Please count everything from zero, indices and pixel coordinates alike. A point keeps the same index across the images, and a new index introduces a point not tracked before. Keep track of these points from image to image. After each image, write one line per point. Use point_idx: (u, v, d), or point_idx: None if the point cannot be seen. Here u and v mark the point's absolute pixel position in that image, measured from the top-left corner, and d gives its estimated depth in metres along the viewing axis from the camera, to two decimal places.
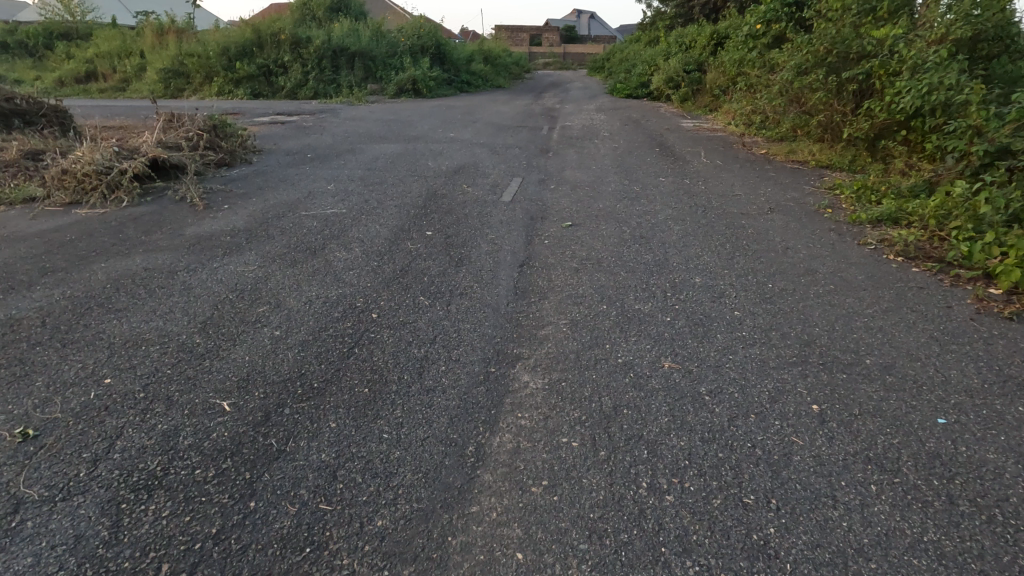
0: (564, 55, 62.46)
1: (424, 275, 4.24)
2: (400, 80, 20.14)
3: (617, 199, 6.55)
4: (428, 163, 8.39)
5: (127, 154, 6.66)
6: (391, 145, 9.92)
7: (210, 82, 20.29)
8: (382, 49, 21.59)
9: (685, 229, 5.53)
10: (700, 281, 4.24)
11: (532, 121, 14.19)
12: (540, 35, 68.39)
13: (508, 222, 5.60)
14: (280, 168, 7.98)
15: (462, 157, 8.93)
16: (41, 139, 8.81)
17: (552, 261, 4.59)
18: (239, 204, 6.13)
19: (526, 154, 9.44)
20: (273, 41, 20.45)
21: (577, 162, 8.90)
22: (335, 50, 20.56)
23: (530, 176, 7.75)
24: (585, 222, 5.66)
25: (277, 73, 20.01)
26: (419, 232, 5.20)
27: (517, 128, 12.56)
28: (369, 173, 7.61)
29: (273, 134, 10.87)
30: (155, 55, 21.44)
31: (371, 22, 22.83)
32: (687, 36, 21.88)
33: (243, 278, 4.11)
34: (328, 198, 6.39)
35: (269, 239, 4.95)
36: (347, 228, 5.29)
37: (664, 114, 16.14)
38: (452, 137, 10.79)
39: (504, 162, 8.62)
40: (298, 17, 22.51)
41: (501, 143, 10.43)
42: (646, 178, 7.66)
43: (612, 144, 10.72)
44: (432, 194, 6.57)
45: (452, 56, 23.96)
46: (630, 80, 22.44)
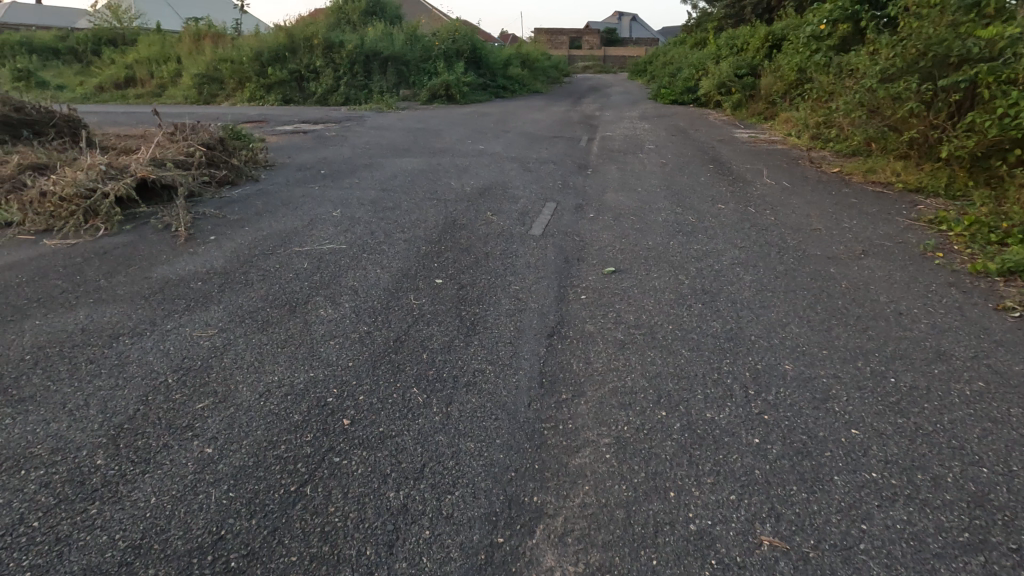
0: (604, 59, 61.11)
1: (424, 349, 3.27)
2: (433, 86, 19.41)
3: (669, 234, 5.49)
4: (451, 182, 7.50)
5: (115, 173, 5.99)
6: (413, 160, 9.05)
7: (243, 87, 20.02)
8: (416, 53, 20.93)
9: (759, 279, 4.41)
10: (792, 368, 3.14)
11: (569, 130, 13.12)
12: (581, 38, 67.02)
13: (537, 266, 4.60)
14: (286, 188, 7.20)
15: (490, 175, 7.99)
16: (44, 152, 8.30)
17: (590, 328, 3.56)
18: (227, 235, 5.34)
19: (562, 171, 8.43)
20: (306, 45, 20.04)
21: (619, 182, 7.83)
22: (368, 55, 20.02)
23: (564, 199, 6.75)
24: (631, 267, 4.62)
25: (309, 78, 19.60)
26: (426, 280, 4.26)
27: (554, 139, 11.55)
28: (383, 195, 6.74)
29: (289, 146, 10.16)
30: (191, 61, 21.36)
31: (405, 25, 22.21)
32: (738, 38, 20.39)
33: (194, 351, 3.24)
34: (329, 228, 5.53)
35: (244, 289, 4.08)
36: (342, 272, 4.39)
37: (715, 124, 14.83)
38: (481, 150, 9.86)
39: (535, 182, 7.63)
40: (333, 21, 22.13)
41: (534, 157, 9.46)
42: (701, 205, 6.55)
43: (659, 160, 9.61)
44: (450, 225, 5.63)
45: (488, 60, 23.14)
46: (676, 86, 21.13)
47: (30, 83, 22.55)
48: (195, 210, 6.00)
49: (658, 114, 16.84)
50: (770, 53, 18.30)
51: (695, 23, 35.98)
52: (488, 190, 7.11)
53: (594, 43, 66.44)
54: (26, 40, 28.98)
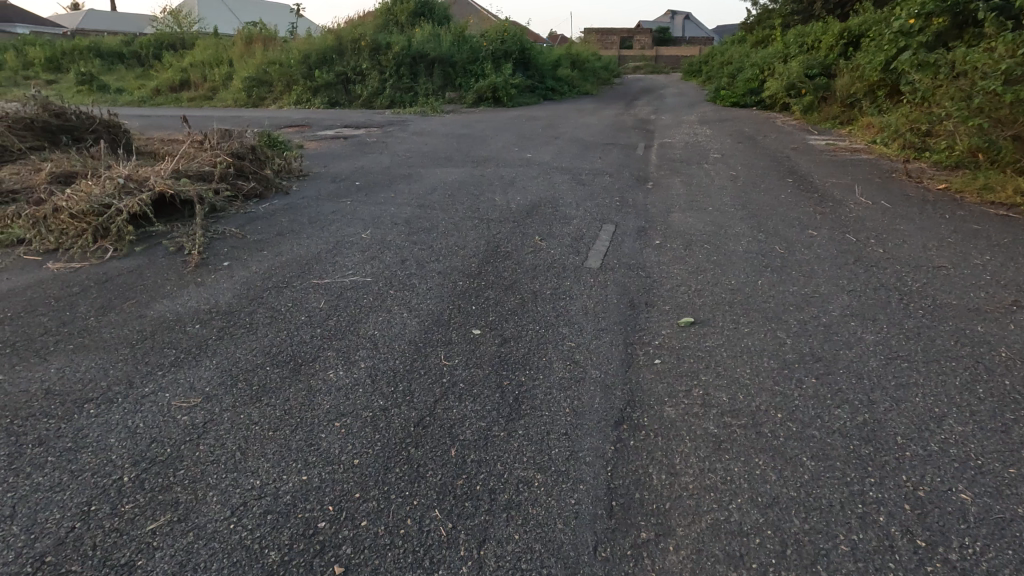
0: (656, 59, 59.27)
1: (452, 439, 2.51)
2: (480, 88, 18.78)
3: (754, 270, 4.56)
4: (495, 198, 6.76)
5: (133, 187, 5.53)
6: (455, 170, 8.36)
7: (290, 90, 19.97)
8: (464, 54, 20.36)
9: (885, 339, 3.44)
10: (973, 499, 2.20)
11: (624, 136, 12.19)
12: (632, 37, 65.35)
13: (595, 312, 3.77)
14: (316, 202, 6.62)
15: (539, 189, 7.20)
16: (78, 159, 8.06)
17: (670, 414, 2.72)
18: (243, 260, 4.76)
19: (619, 185, 7.55)
20: (353, 48, 19.81)
21: (685, 198, 6.89)
22: (415, 57, 19.62)
23: (623, 221, 5.88)
24: (714, 317, 3.73)
25: (355, 81, 19.37)
26: (462, 329, 3.51)
27: (606, 146, 10.63)
28: (419, 213, 6.07)
29: (327, 153, 9.66)
30: (243, 64, 21.52)
31: (454, 26, 21.70)
32: (809, 35, 18.85)
33: (167, 430, 2.58)
34: (356, 254, 4.86)
35: (245, 337, 3.43)
36: (363, 316, 3.69)
37: (785, 129, 13.56)
38: (528, 159, 9.07)
39: (588, 198, 6.79)
40: (381, 23, 21.90)
41: (586, 168, 8.60)
42: (787, 231, 5.55)
43: (727, 171, 8.57)
44: (492, 252, 4.88)
45: (537, 61, 22.36)
46: (737, 87, 19.79)
47: (93, 86, 23.33)
48: (214, 229, 5.47)
49: (719, 119, 15.62)
50: (846, 51, 16.75)
51: (756, 21, 34.11)
52: (536, 207, 6.32)
53: (646, 43, 64.62)
54: (93, 43, 30.06)
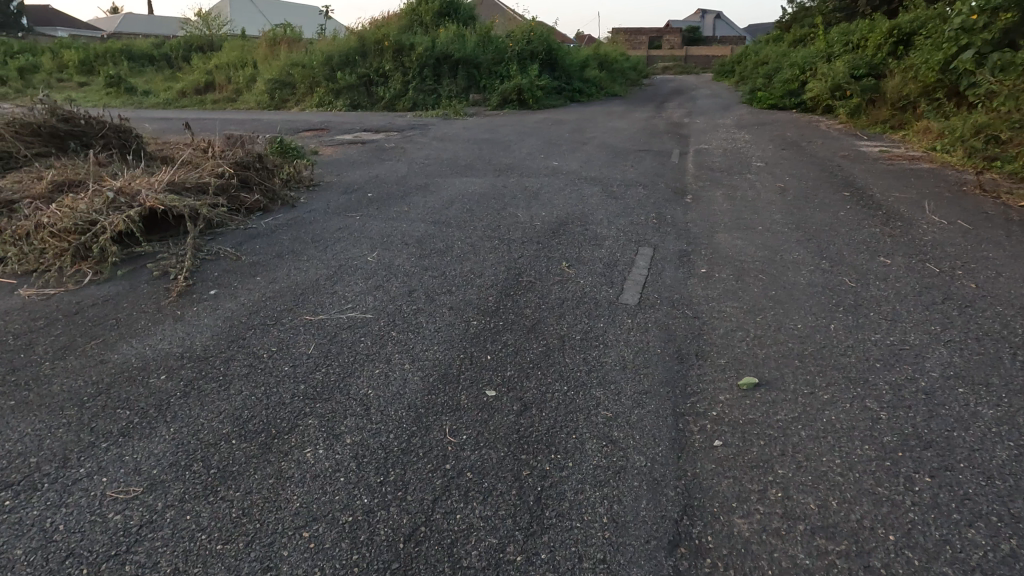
0: (686, 59, 57.87)
1: (452, 570, 1.90)
2: (505, 89, 18.19)
3: (822, 310, 3.84)
4: (518, 212, 6.14)
5: (123, 202, 5.08)
6: (475, 179, 7.76)
7: (313, 92, 19.69)
8: (489, 55, 19.80)
9: (1008, 415, 2.71)
10: None
11: (656, 142, 11.45)
12: (661, 37, 63.97)
13: (634, 366, 3.13)
14: (323, 216, 6.10)
15: (566, 202, 6.55)
16: (83, 166, 7.71)
17: (741, 532, 2.06)
18: (232, 288, 4.23)
19: (654, 198, 6.85)
20: (376, 49, 19.43)
21: (730, 215, 6.16)
22: (439, 58, 19.16)
23: (661, 243, 5.20)
24: (782, 376, 3.04)
25: (377, 83, 18.98)
26: (472, 389, 2.89)
27: (638, 153, 9.94)
28: (433, 231, 5.49)
29: (342, 161, 9.17)
30: (267, 66, 21.36)
31: (479, 26, 21.17)
32: (854, 33, 17.78)
33: (91, 537, 2.03)
34: (358, 282, 4.29)
35: (215, 392, 2.89)
36: (357, 366, 3.10)
37: (830, 134, 12.63)
38: (554, 168, 8.44)
39: (621, 213, 6.13)
40: (405, 24, 21.51)
41: (618, 177, 7.92)
42: (855, 258, 4.79)
43: (774, 182, 7.78)
44: (512, 282, 4.26)
45: (564, 61, 21.69)
46: (775, 88, 18.80)
47: (121, 89, 23.52)
48: (208, 249, 4.98)
49: (758, 122, 14.70)
50: (896, 50, 15.68)
51: (793, 18, 32.81)
52: (563, 225, 5.69)
53: (675, 42, 63.22)
54: (125, 47, 30.47)
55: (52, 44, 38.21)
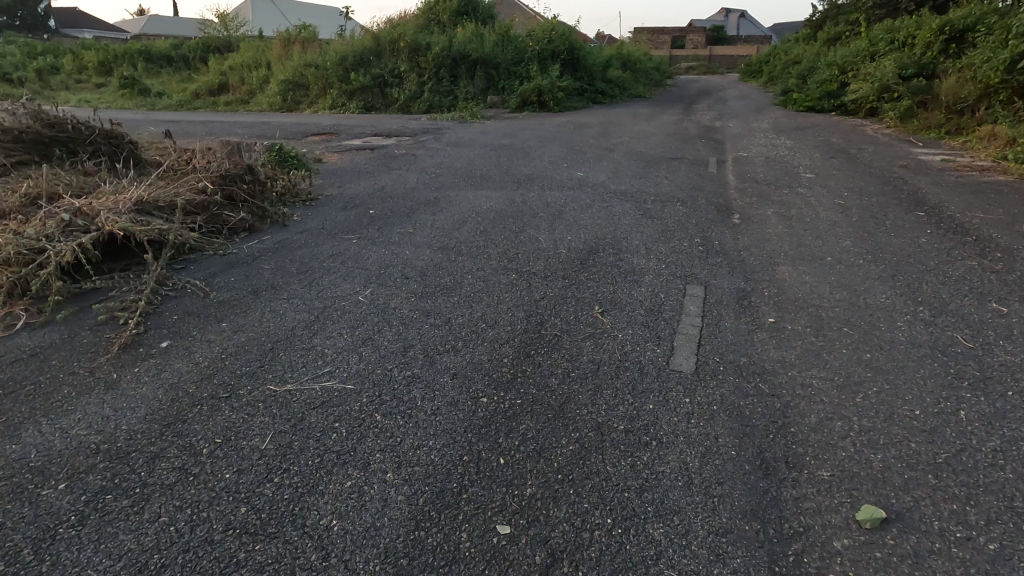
0: (709, 59, 56.43)
1: None
2: (524, 91, 17.36)
3: (941, 387, 2.93)
4: (539, 236, 5.29)
5: (79, 225, 4.35)
6: (491, 193, 6.92)
7: (326, 93, 19.06)
8: (508, 55, 18.97)
9: None
10: None
11: (689, 148, 10.52)
12: (684, 37, 62.45)
13: (700, 481, 2.27)
14: (316, 239, 5.32)
15: (594, 223, 5.67)
16: (64, 176, 7.06)
17: None
18: (189, 338, 3.46)
19: (696, 218, 5.94)
20: (391, 49, 18.74)
21: (789, 241, 5.23)
22: (455, 58, 18.43)
23: (712, 279, 4.31)
24: (914, 506, 2.15)
25: (391, 84, 18.31)
26: (476, 523, 2.06)
27: (671, 162, 9.02)
28: (440, 260, 4.68)
29: (346, 170, 8.41)
30: (281, 67, 20.81)
31: (498, 25, 20.37)
32: (900, 30, 16.59)
33: None
34: (341, 333, 3.48)
35: (124, 515, 2.11)
36: (322, 475, 2.29)
37: (880, 140, 11.55)
38: (578, 180, 7.58)
39: (659, 238, 5.24)
40: (422, 23, 20.82)
41: (651, 191, 7.02)
42: (961, 304, 3.84)
43: (832, 198, 6.81)
44: (531, 336, 3.42)
45: (586, 61, 20.77)
46: (811, 90, 17.67)
47: (135, 91, 23.26)
48: (174, 283, 4.23)
49: (797, 127, 13.61)
50: (947, 48, 14.46)
51: (826, 16, 31.39)
52: (592, 254, 4.82)
53: (699, 43, 61.86)
54: (143, 48, 30.37)
55: (74, 46, 38.38)
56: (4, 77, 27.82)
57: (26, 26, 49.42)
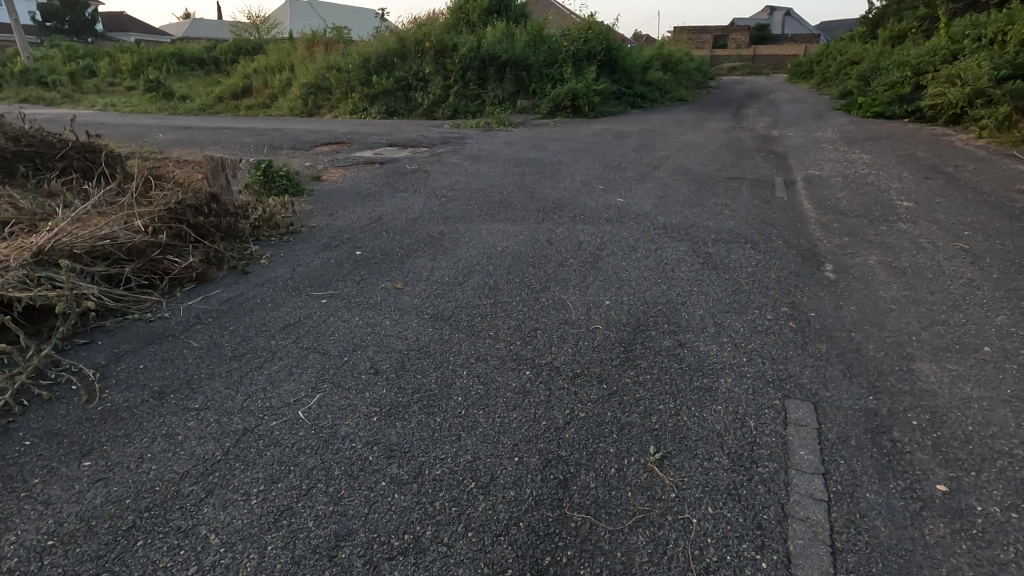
0: (754, 59, 53.87)
1: None
2: (557, 94, 16.00)
3: None
4: (565, 299, 3.95)
5: None
6: (509, 228, 5.60)
7: (348, 97, 18.12)
8: (540, 55, 17.65)
9: None
10: None
11: (747, 164, 9.01)
12: (727, 36, 59.78)
13: None
14: (276, 296, 4.11)
15: (640, 279, 4.31)
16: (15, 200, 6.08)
17: None
18: (23, 492, 2.27)
19: (775, 271, 4.51)
20: (416, 49, 17.64)
21: (916, 314, 3.76)
22: (484, 60, 17.25)
23: (822, 391, 2.89)
24: None
25: (416, 88, 17.24)
26: None
27: (729, 183, 7.53)
28: (429, 341, 3.40)
29: (346, 192, 7.25)
30: (304, 70, 20.01)
31: (530, 24, 19.10)
32: (988, 26, 14.55)
33: None
34: (246, 496, 2.21)
35: None
36: None
37: (977, 154, 9.76)
38: (617, 209, 6.21)
39: (730, 307, 3.84)
40: (451, 22, 19.70)
41: (710, 227, 5.59)
42: None
43: (950, 240, 5.24)
44: (545, 520, 2.09)
45: (625, 63, 19.27)
46: (880, 93, 15.76)
47: (160, 95, 22.93)
48: (59, 373, 3.08)
49: (870, 137, 11.84)
50: None
51: (888, 11, 28.94)
52: (639, 334, 3.46)
53: (743, 42, 59.24)
54: (176, 50, 30.28)
55: (112, 49, 38.92)
56: (41, 80, 27.99)
57: (75, 31, 50.78)
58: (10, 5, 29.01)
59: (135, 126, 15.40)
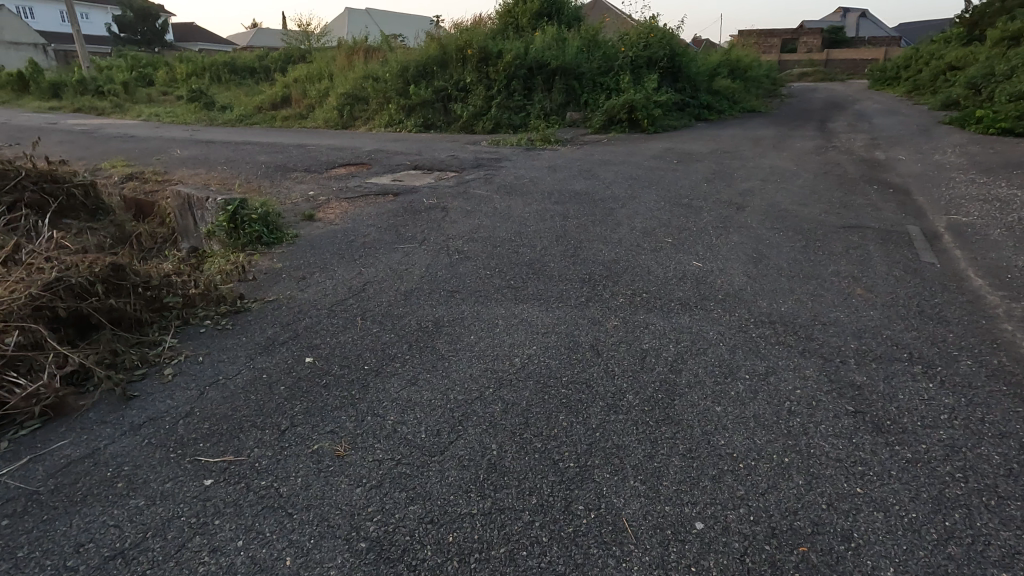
0: (826, 64, 49.97)
1: None
2: (611, 106, 14.14)
3: None
4: (619, 514, 2.17)
5: None
6: (537, 315, 3.88)
7: (384, 108, 16.87)
8: (594, 63, 15.83)
9: None
10: None
11: (860, 202, 6.92)
12: (797, 39, 55.79)
13: None
14: (142, 463, 2.53)
15: (752, 458, 2.47)
16: None
17: None
18: None
19: (992, 443, 2.58)
20: (458, 56, 16.10)
21: None
22: (531, 68, 15.61)
23: None
24: None
25: (456, 98, 15.81)
26: None
27: (848, 236, 5.52)
28: None
29: (339, 239, 5.72)
30: (342, 80, 18.93)
31: (584, 28, 17.31)
32: None
33: None
34: None
35: None
36: None
37: None
38: (693, 283, 4.38)
39: (946, 564, 1.95)
40: (499, 27, 18.18)
41: (843, 327, 3.68)
42: None
43: None
44: None
45: (690, 70, 17.17)
46: (1003, 104, 13.10)
47: (203, 106, 22.50)
48: None
49: (1009, 161, 9.41)
50: None
51: (994, 8, 25.42)
52: None
53: (815, 45, 55.27)
54: (228, 60, 30.22)
55: (173, 59, 39.73)
56: (98, 90, 28.39)
57: (146, 41, 52.62)
58: (73, 17, 29.66)
59: (161, 141, 14.66)
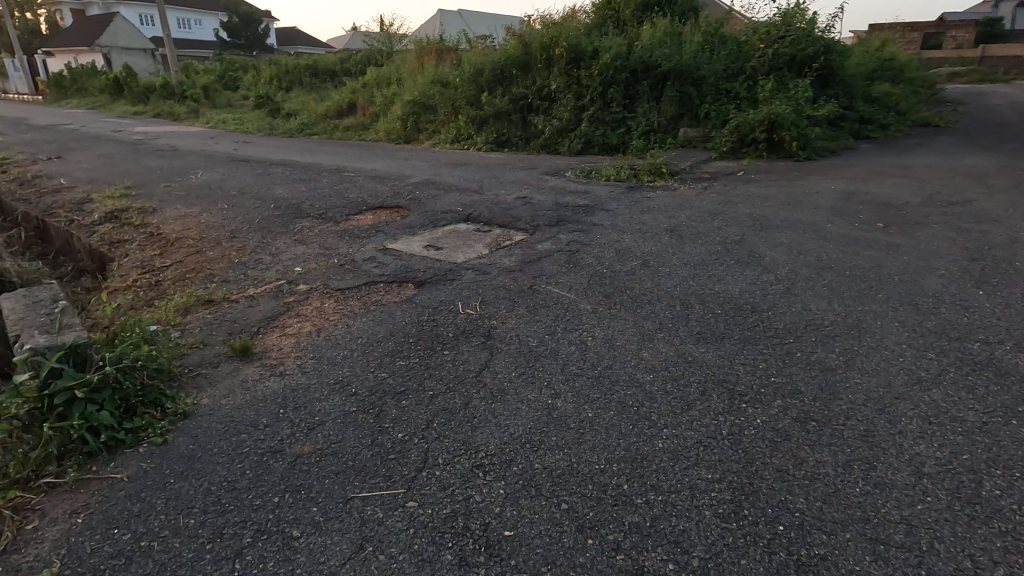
0: (982, 61, 41.88)
1: None
2: (744, 121, 10.47)
3: None
4: None
5: None
6: None
7: (452, 118, 14.11)
8: (719, 64, 12.14)
9: None
10: None
11: None
12: (943, 33, 47.39)
13: None
14: None
15: None
16: None
17: None
18: None
19: None
20: (543, 56, 12.96)
21: None
22: (635, 72, 12.21)
23: None
24: None
25: (538, 109, 12.75)
26: None
27: None
28: None
29: (257, 433, 2.78)
30: (410, 84, 16.41)
31: (705, 20, 13.60)
32: None
33: None
34: None
35: None
36: None
37: None
38: None
39: None
40: (596, 19, 14.84)
41: None
42: None
43: None
44: None
45: (847, 73, 12.98)
46: None
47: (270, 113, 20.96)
48: None
49: None
50: None
51: None
52: None
53: (967, 39, 46.69)
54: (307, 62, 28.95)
55: (259, 62, 39.63)
56: (180, 93, 27.94)
57: (245, 44, 53.74)
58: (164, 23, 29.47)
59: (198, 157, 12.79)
